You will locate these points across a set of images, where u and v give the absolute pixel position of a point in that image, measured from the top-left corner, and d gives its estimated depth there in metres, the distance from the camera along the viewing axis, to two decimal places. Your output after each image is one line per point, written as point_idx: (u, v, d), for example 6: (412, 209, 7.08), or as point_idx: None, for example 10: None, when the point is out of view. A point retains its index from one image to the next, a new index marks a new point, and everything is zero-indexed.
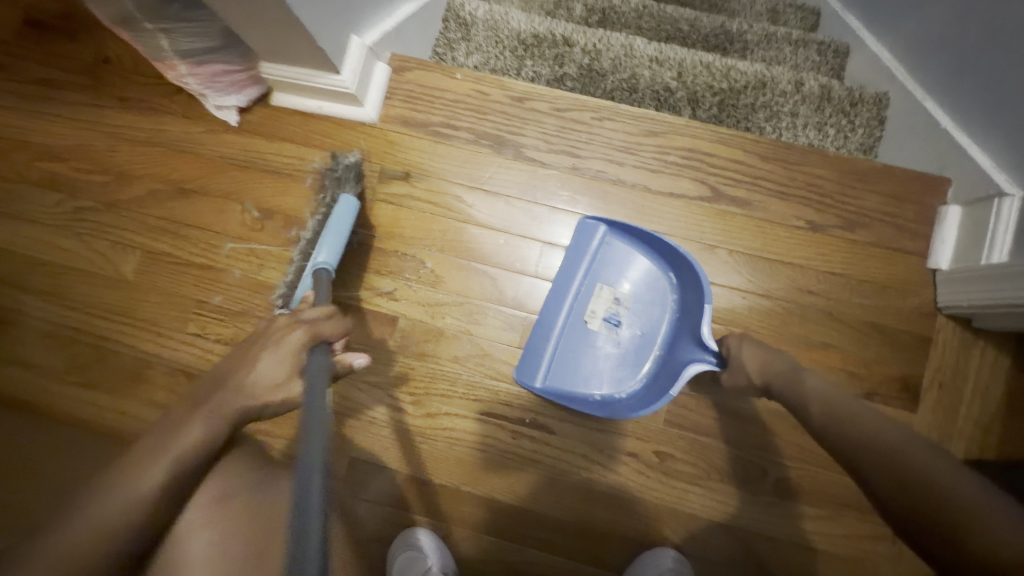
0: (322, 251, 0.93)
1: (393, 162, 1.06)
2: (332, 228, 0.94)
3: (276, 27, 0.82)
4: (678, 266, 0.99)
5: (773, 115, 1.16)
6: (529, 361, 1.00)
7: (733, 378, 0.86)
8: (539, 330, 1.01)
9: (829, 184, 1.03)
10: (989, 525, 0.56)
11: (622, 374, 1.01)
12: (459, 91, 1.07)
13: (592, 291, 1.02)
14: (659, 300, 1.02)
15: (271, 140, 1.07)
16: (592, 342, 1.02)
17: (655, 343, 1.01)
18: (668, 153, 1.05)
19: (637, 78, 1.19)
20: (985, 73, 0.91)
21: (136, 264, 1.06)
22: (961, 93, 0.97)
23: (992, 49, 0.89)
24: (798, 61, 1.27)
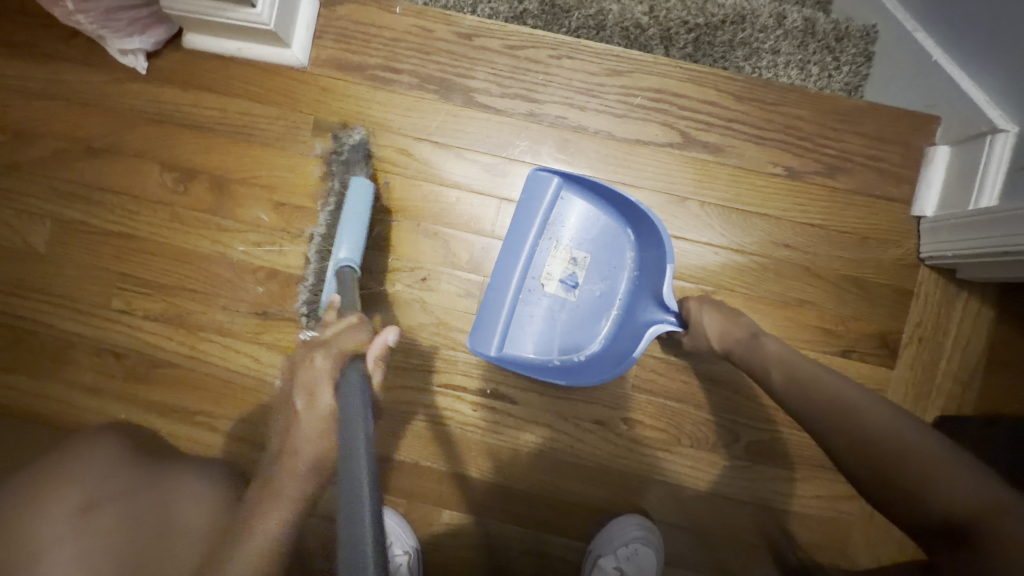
0: (343, 246, 0.85)
1: (328, 111, 0.94)
2: (346, 219, 0.86)
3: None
4: (638, 223, 0.91)
5: (751, 53, 1.05)
6: (483, 330, 0.89)
7: (694, 339, 0.83)
8: (491, 293, 0.90)
9: (808, 126, 0.94)
10: (947, 473, 0.55)
11: (582, 337, 0.95)
12: (399, 27, 0.95)
13: (548, 250, 0.94)
14: (617, 260, 0.95)
15: (188, 90, 0.95)
16: (547, 306, 0.94)
17: (614, 304, 0.95)
18: (633, 94, 0.95)
19: (604, 14, 1.07)
20: None
21: (46, 236, 0.95)
22: (955, 20, 0.85)
23: None
24: None
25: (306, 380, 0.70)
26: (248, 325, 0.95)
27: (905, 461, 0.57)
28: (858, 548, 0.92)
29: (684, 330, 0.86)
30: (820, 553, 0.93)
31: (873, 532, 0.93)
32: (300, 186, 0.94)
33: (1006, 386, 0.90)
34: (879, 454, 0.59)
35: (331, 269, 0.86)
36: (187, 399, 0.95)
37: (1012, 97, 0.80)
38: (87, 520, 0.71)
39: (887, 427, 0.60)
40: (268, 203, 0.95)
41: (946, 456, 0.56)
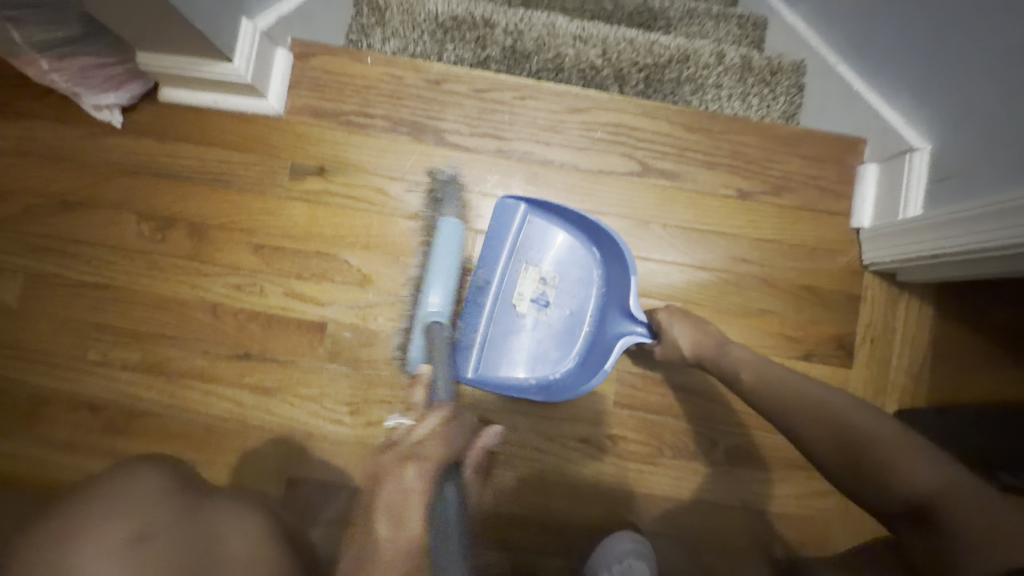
0: (433, 299, 0.91)
1: (306, 156, 0.98)
2: (436, 270, 0.91)
3: (144, 11, 0.74)
4: (601, 241, 0.96)
5: (697, 88, 1.15)
6: (458, 358, 0.94)
7: (666, 348, 0.87)
8: (466, 321, 0.95)
9: (753, 151, 1.04)
10: (906, 460, 0.60)
11: (556, 354, 0.98)
12: (371, 75, 1.00)
13: (518, 272, 0.98)
14: (585, 276, 0.99)
15: (165, 141, 0.97)
16: (521, 327, 0.97)
17: (585, 320, 0.99)
18: (593, 129, 1.02)
19: (561, 58, 1.16)
20: (887, 40, 0.95)
21: (19, 291, 0.95)
22: (871, 58, 1.00)
23: (891, 16, 0.93)
24: (721, 34, 1.31)
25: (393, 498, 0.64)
26: (230, 368, 0.94)
27: (870, 453, 0.62)
28: (837, 543, 0.96)
29: (655, 341, 0.89)
30: (803, 552, 0.96)
31: (850, 527, 0.97)
32: (280, 228, 0.97)
33: (951, 377, 0.98)
34: (849, 447, 0.64)
35: (419, 323, 0.91)
36: (168, 449, 0.93)
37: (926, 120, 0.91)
38: (140, 555, 0.55)
39: (861, 421, 0.65)
40: (248, 246, 0.96)
41: (915, 447, 0.61)
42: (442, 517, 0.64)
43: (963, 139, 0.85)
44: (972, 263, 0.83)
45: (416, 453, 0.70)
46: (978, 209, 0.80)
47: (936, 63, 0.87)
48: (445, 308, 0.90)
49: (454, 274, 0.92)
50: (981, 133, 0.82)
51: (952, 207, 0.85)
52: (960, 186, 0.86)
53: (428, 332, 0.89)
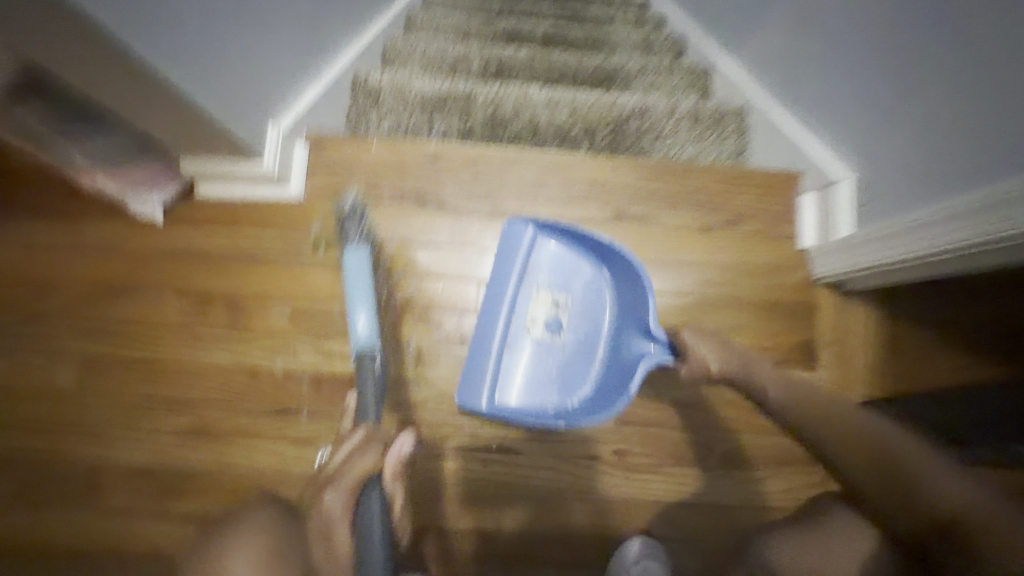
0: (360, 330, 0.96)
1: (326, 230, 1.13)
2: (353, 299, 0.97)
3: (178, 116, 0.88)
4: (614, 264, 1.02)
5: (657, 137, 1.34)
6: (470, 387, 0.97)
7: (693, 366, 0.88)
8: (475, 348, 1.00)
9: (709, 190, 1.21)
10: (892, 450, 0.76)
11: (574, 377, 1.03)
12: (377, 157, 1.17)
13: (530, 295, 1.04)
14: (592, 295, 1.05)
15: (201, 229, 1.11)
16: (535, 350, 1.03)
17: (602, 343, 1.04)
18: (572, 185, 1.19)
19: (537, 121, 1.35)
20: (814, 92, 1.17)
21: (75, 374, 1.05)
22: (804, 107, 1.21)
23: (822, 70, 1.14)
24: (674, 83, 1.68)
25: (323, 521, 0.77)
26: (271, 424, 1.05)
27: (868, 446, 0.77)
28: None
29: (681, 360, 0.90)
30: None
31: None
32: (307, 294, 1.10)
33: (903, 368, 1.12)
34: (851, 443, 0.78)
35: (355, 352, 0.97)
36: (220, 504, 1.02)
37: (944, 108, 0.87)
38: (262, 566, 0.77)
39: (866, 424, 0.78)
40: (280, 314, 1.09)
41: (905, 442, 0.77)
42: (364, 524, 0.80)
43: (932, 137, 0.89)
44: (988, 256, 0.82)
45: (339, 471, 0.80)
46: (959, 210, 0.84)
47: (857, 110, 1.06)
48: (371, 335, 0.95)
49: (370, 297, 0.98)
50: (954, 130, 0.85)
51: (932, 208, 0.89)
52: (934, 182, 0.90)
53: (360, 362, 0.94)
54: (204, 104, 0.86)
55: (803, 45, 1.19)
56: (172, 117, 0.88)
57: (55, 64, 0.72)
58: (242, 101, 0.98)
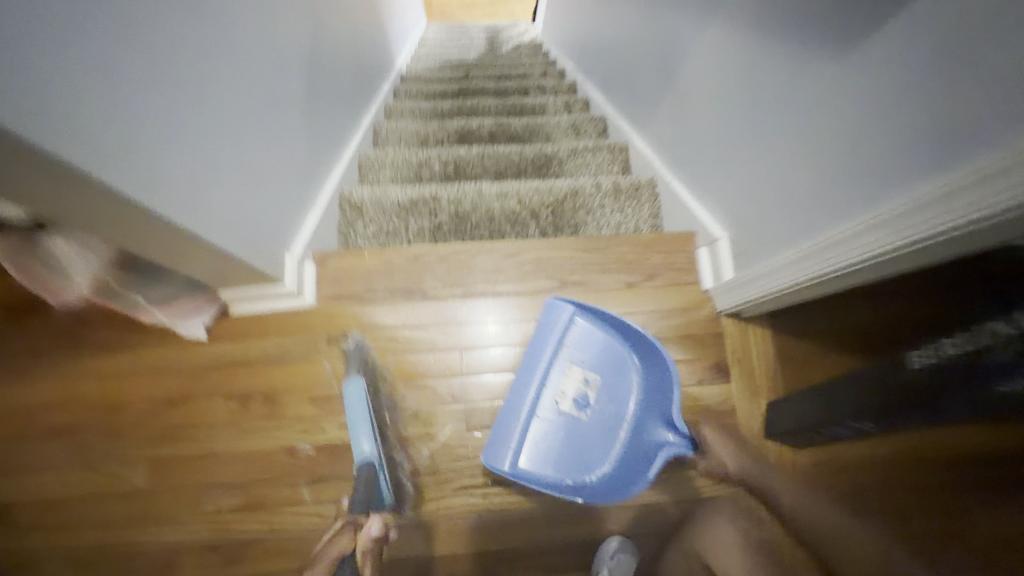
0: (361, 444, 1.15)
1: (336, 327, 1.43)
2: (354, 420, 1.18)
3: (220, 265, 1.20)
4: (643, 353, 1.36)
5: (589, 211, 1.76)
6: (496, 452, 1.31)
7: (711, 463, 1.22)
8: (505, 418, 1.35)
9: (629, 254, 1.57)
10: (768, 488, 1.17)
11: (594, 449, 1.35)
12: (370, 264, 1.49)
13: (564, 372, 1.39)
14: (620, 392, 1.38)
15: (235, 341, 1.39)
16: (562, 420, 1.36)
17: (623, 425, 1.35)
18: (524, 264, 1.53)
19: (492, 211, 1.75)
20: (696, 169, 1.56)
21: (146, 473, 1.30)
22: (695, 180, 1.57)
23: (700, 155, 1.53)
24: (600, 160, 2.10)
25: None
26: (309, 492, 1.30)
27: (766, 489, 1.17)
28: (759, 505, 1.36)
29: (700, 454, 1.25)
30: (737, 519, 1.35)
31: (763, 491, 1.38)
32: (326, 382, 1.38)
33: (796, 371, 1.43)
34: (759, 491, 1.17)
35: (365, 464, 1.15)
36: (274, 563, 1.26)
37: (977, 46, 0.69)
38: None
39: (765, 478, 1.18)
40: (307, 400, 1.36)
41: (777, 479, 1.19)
42: None
43: (891, 121, 0.86)
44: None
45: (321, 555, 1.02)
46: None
47: (726, 181, 1.40)
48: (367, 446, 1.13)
49: (365, 414, 1.18)
50: (856, 151, 0.95)
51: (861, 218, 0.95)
52: (899, 173, 0.86)
53: (360, 470, 1.12)
54: (241, 256, 1.18)
55: (693, 137, 1.56)
56: (218, 266, 1.20)
57: (141, 250, 1.05)
58: (266, 243, 1.29)
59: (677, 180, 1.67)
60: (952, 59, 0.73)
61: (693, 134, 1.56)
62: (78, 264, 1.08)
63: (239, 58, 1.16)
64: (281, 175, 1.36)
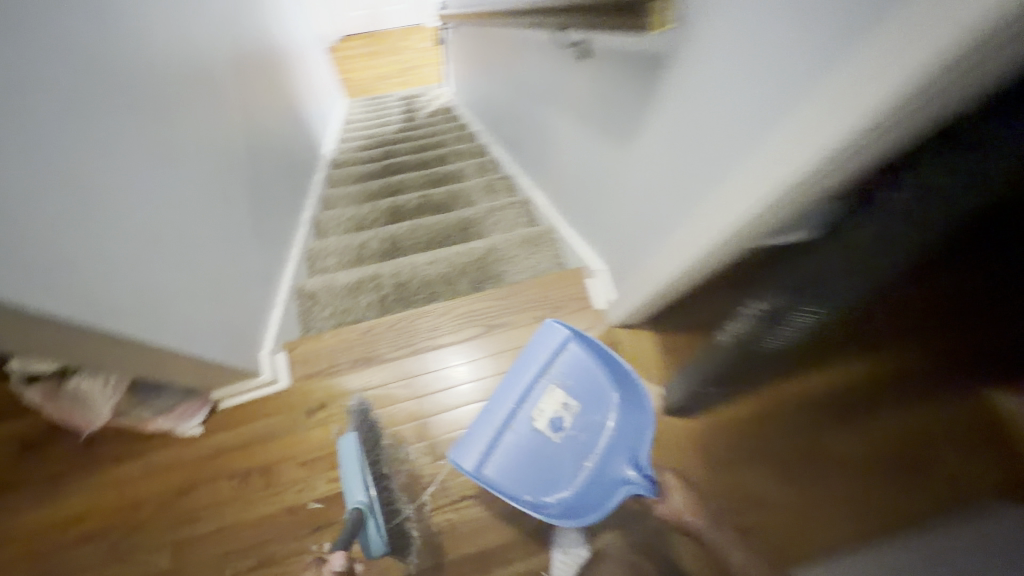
0: (354, 494, 1.30)
1: (312, 400, 1.75)
2: (349, 474, 1.32)
3: (219, 374, 1.59)
4: (624, 391, 1.57)
5: (506, 261, 2.17)
6: (463, 449, 1.57)
7: (670, 510, 1.45)
8: (480, 421, 1.62)
9: (537, 292, 1.98)
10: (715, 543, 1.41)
11: (559, 472, 1.55)
12: (331, 344, 1.86)
13: (546, 391, 1.64)
14: (595, 425, 1.58)
15: (229, 428, 1.68)
16: (535, 437, 1.60)
17: (590, 456, 1.55)
18: (455, 318, 1.92)
19: (426, 276, 2.14)
20: (575, 217, 2.02)
21: (169, 556, 1.53)
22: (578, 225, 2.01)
23: (574, 207, 2.00)
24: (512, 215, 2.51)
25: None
26: (311, 540, 1.55)
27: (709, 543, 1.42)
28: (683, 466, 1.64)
29: (661, 499, 1.46)
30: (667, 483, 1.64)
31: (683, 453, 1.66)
32: (311, 447, 1.67)
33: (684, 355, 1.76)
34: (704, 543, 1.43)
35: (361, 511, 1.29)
36: None
37: (733, 67, 0.87)
38: None
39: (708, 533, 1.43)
40: (297, 464, 1.65)
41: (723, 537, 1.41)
42: None
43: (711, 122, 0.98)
44: (814, 195, 0.80)
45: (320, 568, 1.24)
46: (803, 117, 0.73)
47: (594, 225, 1.85)
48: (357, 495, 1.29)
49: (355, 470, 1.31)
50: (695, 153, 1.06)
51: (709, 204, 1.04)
52: (727, 159, 0.96)
53: (350, 517, 1.26)
54: (232, 363, 1.60)
55: (568, 195, 2.05)
56: (216, 376, 1.59)
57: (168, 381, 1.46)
58: (247, 347, 1.69)
59: (568, 228, 2.11)
60: (729, 65, 0.88)
61: (567, 193, 2.05)
62: (100, 401, 1.37)
63: (202, 210, 1.59)
64: (249, 294, 1.79)
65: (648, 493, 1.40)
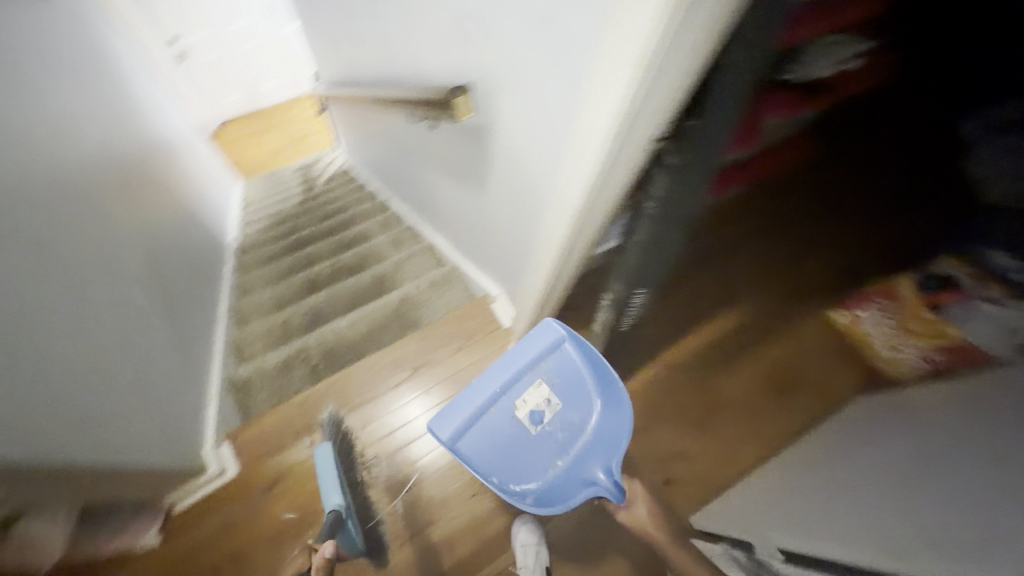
0: (333, 498, 1.61)
1: (264, 479, 1.88)
2: (327, 481, 1.66)
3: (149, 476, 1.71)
4: (609, 395, 1.60)
5: (420, 304, 2.41)
6: (445, 420, 1.59)
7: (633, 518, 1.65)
8: (466, 395, 1.62)
9: (450, 327, 2.22)
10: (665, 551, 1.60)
11: (529, 463, 1.61)
12: (272, 423, 2.00)
13: (534, 383, 1.63)
14: (574, 427, 1.62)
15: (189, 528, 1.79)
16: (512, 427, 1.62)
17: (563, 454, 1.61)
18: (382, 370, 2.14)
19: (350, 336, 2.34)
20: (467, 251, 2.29)
21: None
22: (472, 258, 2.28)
23: (464, 246, 2.31)
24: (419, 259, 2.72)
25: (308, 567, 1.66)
26: None
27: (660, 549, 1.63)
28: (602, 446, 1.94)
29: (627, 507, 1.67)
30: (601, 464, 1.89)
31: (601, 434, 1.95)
32: (272, 522, 1.80)
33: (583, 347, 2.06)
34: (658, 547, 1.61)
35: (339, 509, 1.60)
36: None
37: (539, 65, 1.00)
38: None
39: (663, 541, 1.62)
40: (263, 541, 1.77)
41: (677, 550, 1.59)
42: None
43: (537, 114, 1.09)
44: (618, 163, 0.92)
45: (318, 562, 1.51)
46: (594, 91, 0.86)
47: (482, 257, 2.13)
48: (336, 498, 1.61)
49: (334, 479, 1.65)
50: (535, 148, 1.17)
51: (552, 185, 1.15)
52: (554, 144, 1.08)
53: (329, 518, 1.56)
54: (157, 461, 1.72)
55: (457, 235, 2.33)
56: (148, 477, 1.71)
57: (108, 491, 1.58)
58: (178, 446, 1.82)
59: (468, 263, 2.36)
60: (537, 61, 1.00)
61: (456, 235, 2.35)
62: (56, 534, 1.40)
63: (134, 326, 1.78)
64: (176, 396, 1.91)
65: (612, 499, 1.48)
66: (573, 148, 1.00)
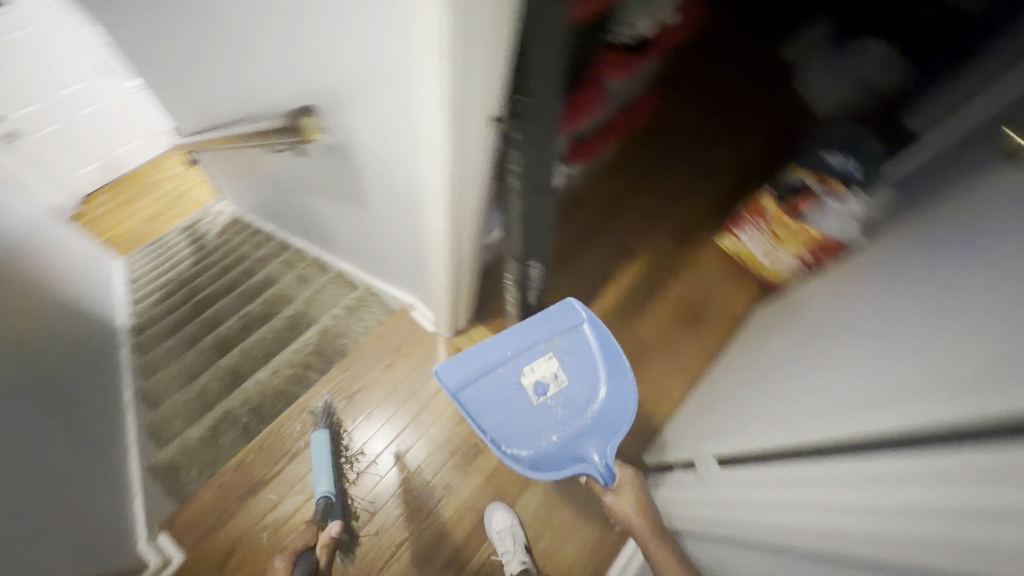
0: (322, 485, 1.79)
1: (219, 552, 1.87)
2: (319, 471, 1.84)
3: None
4: (615, 380, 1.60)
5: (340, 334, 2.39)
6: (453, 368, 1.55)
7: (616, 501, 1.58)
8: (478, 351, 1.59)
9: (372, 349, 2.25)
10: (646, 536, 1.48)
11: (524, 429, 1.57)
12: (211, 496, 1.96)
13: (545, 352, 1.63)
14: (575, 405, 1.61)
15: None
16: (516, 393, 1.59)
17: (558, 428, 1.59)
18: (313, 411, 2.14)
19: (276, 386, 2.26)
20: (370, 267, 2.28)
21: None
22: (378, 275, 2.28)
23: (366, 264, 2.29)
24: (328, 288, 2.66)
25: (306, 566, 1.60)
26: None
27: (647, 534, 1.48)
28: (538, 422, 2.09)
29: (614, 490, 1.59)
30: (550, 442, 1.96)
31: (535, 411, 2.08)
32: None
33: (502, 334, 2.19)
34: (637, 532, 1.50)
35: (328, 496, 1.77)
36: None
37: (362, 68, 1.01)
38: None
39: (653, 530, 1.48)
40: None
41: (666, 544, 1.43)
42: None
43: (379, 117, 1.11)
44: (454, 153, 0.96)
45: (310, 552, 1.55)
46: (411, 84, 0.89)
47: (386, 272, 2.15)
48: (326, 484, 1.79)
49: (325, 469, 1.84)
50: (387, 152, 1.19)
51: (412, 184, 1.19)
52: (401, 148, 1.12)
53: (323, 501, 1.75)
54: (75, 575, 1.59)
55: (357, 255, 2.30)
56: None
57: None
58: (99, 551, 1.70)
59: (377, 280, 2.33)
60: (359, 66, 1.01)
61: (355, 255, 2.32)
62: None
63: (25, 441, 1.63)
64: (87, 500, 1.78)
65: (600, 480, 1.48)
66: (422, 146, 1.01)
